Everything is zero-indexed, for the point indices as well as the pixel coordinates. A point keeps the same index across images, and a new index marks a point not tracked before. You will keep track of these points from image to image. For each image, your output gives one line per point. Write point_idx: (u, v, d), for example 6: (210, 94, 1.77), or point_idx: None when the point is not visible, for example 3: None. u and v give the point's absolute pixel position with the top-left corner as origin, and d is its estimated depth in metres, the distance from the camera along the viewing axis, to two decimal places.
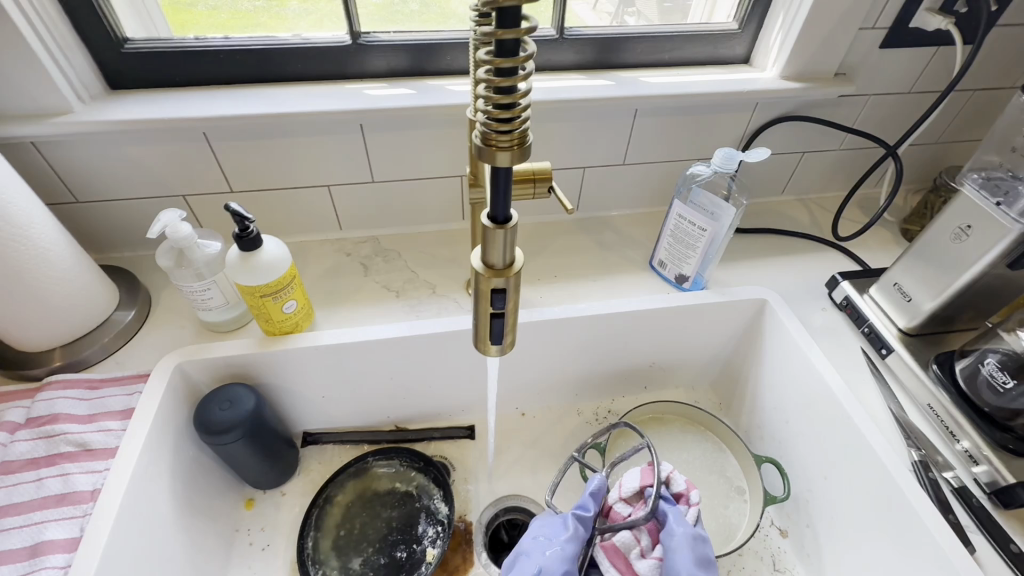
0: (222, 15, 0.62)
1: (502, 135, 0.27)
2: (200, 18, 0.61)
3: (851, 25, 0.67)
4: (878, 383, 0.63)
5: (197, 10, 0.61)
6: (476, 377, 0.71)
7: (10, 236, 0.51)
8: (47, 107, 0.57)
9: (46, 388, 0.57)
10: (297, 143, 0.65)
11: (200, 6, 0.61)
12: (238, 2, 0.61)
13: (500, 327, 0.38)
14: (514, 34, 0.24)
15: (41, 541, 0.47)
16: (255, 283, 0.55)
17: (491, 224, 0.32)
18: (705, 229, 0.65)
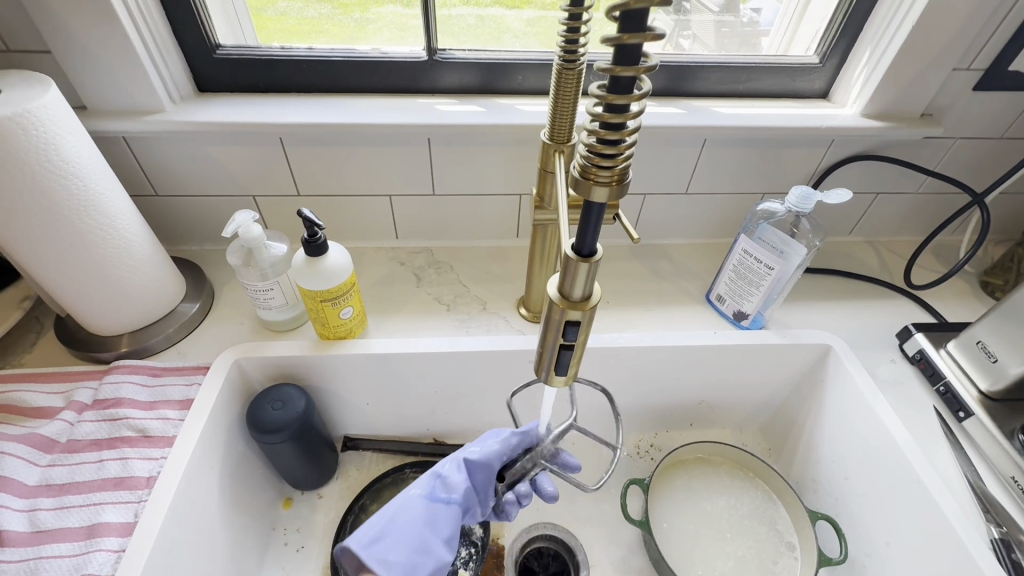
0: (289, 21, 0.64)
1: (603, 171, 0.26)
2: (269, 22, 0.64)
3: (945, 65, 0.64)
4: (955, 449, 0.59)
5: (267, 15, 0.63)
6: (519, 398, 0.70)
7: (100, 228, 0.54)
8: (142, 106, 0.60)
9: (113, 372, 0.59)
10: (366, 152, 0.67)
11: (270, 11, 0.63)
12: (305, 9, 0.64)
13: (566, 358, 0.37)
14: (633, 72, 0.23)
15: (97, 523, 0.49)
16: (318, 287, 0.56)
17: (575, 256, 0.31)
18: (773, 267, 0.62)
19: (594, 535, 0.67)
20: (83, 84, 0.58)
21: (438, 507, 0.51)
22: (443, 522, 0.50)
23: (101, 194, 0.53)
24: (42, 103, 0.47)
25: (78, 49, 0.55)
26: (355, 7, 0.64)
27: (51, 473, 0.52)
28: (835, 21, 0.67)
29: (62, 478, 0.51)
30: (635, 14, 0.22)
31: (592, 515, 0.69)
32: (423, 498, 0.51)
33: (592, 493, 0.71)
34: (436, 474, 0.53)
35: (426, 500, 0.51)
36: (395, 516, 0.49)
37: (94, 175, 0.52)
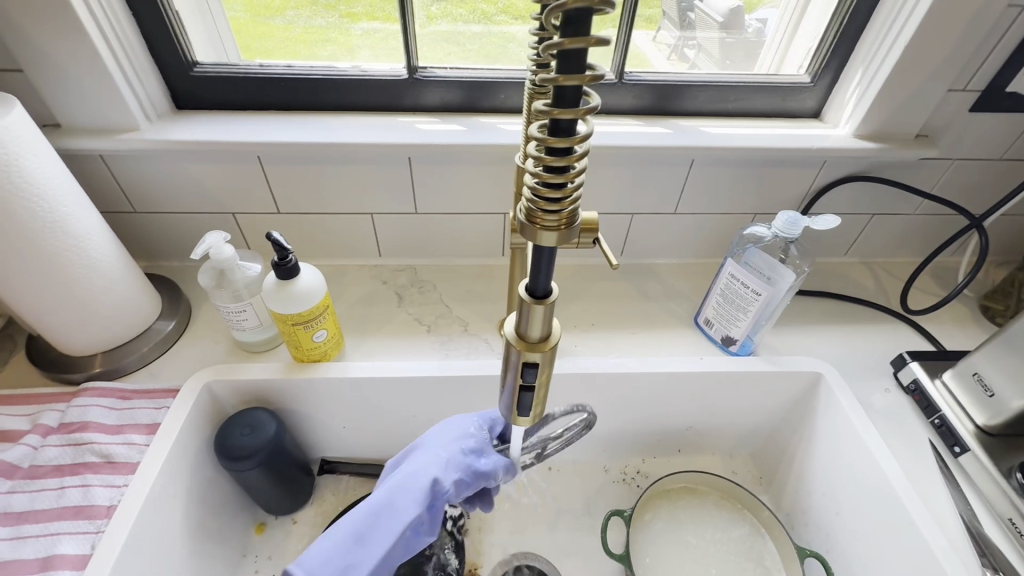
0: (296, 30, 0.63)
1: (549, 214, 0.24)
2: (276, 31, 0.63)
3: (939, 85, 0.62)
4: (950, 487, 0.56)
5: (274, 23, 0.62)
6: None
7: (67, 250, 0.53)
8: (116, 124, 0.59)
9: (81, 394, 0.58)
10: (346, 170, 0.65)
11: (279, 20, 0.62)
12: (313, 18, 0.62)
13: (528, 399, 0.35)
14: (573, 114, 0.21)
15: (52, 555, 0.47)
16: (289, 311, 0.55)
17: (529, 297, 0.29)
18: (760, 293, 0.60)
19: (574, 566, 0.65)
20: (56, 102, 0.57)
21: (405, 542, 0.46)
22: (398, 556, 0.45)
23: (68, 215, 0.52)
24: (4, 124, 0.46)
25: (49, 68, 0.54)
26: (363, 17, 0.62)
27: (11, 500, 0.50)
28: (826, 40, 0.65)
29: (21, 506, 0.50)
30: (571, 55, 0.20)
31: (574, 545, 0.67)
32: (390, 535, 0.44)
33: (574, 522, 0.69)
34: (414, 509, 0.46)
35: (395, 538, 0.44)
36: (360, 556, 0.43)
37: (60, 196, 0.51)
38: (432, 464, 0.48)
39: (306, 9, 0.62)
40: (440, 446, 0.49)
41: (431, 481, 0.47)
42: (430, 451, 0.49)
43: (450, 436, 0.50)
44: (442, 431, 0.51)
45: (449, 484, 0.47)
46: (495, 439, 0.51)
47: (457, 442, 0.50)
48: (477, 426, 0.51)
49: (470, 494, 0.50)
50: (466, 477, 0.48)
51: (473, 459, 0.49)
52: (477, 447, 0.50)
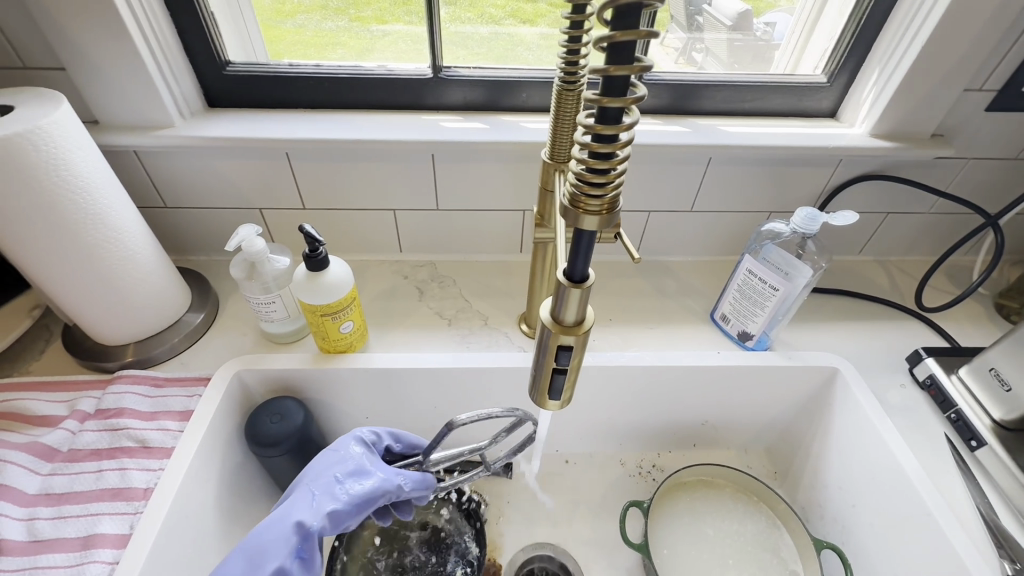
0: (307, 33, 0.65)
1: (593, 199, 0.26)
2: (287, 34, 0.65)
3: (956, 85, 0.63)
4: (967, 480, 0.57)
5: (280, 28, 0.65)
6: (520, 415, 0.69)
7: (107, 242, 0.55)
8: (152, 121, 0.61)
9: (116, 382, 0.60)
10: (371, 167, 0.67)
11: (288, 24, 0.65)
12: (322, 22, 0.65)
13: (560, 382, 0.36)
14: (621, 103, 0.23)
15: (93, 534, 0.49)
16: (318, 302, 0.57)
17: (566, 281, 0.31)
18: (777, 289, 0.61)
19: (592, 557, 0.66)
20: (95, 99, 0.59)
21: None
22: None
23: (108, 207, 0.54)
24: (55, 119, 0.48)
25: (91, 67, 0.56)
26: (371, 20, 0.65)
27: (52, 482, 0.52)
28: (843, 40, 0.66)
29: (61, 487, 0.52)
30: (622, 47, 0.22)
31: (591, 536, 0.68)
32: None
33: (592, 513, 0.70)
34: (285, 553, 0.44)
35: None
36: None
37: (102, 189, 0.53)
38: (299, 506, 0.47)
39: (316, 13, 0.64)
40: (311, 480, 0.50)
41: (298, 523, 0.45)
42: (300, 492, 0.49)
43: (325, 470, 0.51)
44: (314, 467, 0.51)
45: (323, 516, 0.47)
46: (369, 463, 0.53)
47: (330, 474, 0.50)
48: (352, 453, 0.53)
49: (348, 526, 0.49)
50: (342, 507, 0.48)
51: (349, 483, 0.50)
52: (352, 475, 0.51)
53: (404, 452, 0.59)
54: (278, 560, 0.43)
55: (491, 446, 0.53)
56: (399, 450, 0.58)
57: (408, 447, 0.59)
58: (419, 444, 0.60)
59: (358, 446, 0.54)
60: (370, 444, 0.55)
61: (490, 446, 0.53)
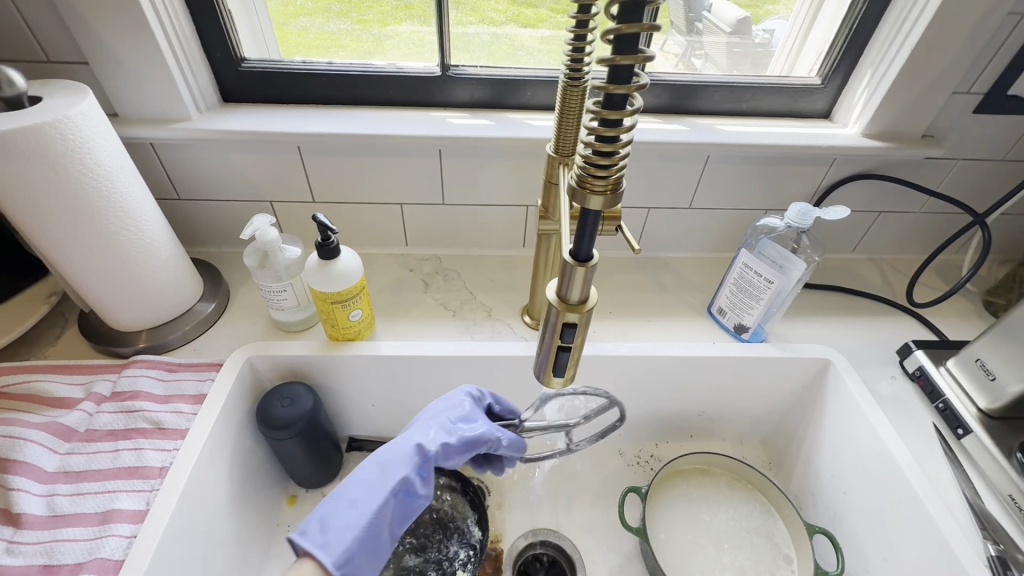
0: (308, 36, 0.67)
1: (598, 179, 0.28)
2: (290, 36, 0.67)
3: (944, 88, 0.65)
4: (954, 467, 0.59)
5: (287, 29, 0.67)
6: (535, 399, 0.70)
7: (127, 229, 0.57)
8: (170, 114, 0.64)
9: (131, 366, 0.62)
10: (379, 162, 0.69)
11: (291, 27, 0.67)
12: (324, 24, 0.67)
13: (564, 359, 0.38)
14: (625, 90, 0.25)
15: (110, 510, 0.51)
16: (329, 289, 0.59)
17: (572, 260, 0.33)
18: (772, 282, 0.64)
19: (592, 542, 0.68)
20: (117, 93, 0.61)
21: (398, 504, 0.50)
22: (393, 519, 0.50)
23: (128, 196, 0.56)
24: (80, 109, 0.50)
25: (114, 62, 0.58)
26: (376, 23, 0.67)
27: (70, 460, 0.54)
28: (836, 44, 0.69)
29: (79, 466, 0.54)
30: (627, 38, 0.24)
31: (590, 522, 0.70)
32: (384, 493, 0.49)
33: (591, 500, 0.72)
34: (407, 468, 0.51)
35: (390, 498, 0.49)
36: (362, 509, 0.48)
37: (123, 179, 0.55)
38: (419, 434, 0.53)
39: (319, 16, 0.66)
40: (429, 417, 0.56)
41: (417, 446, 0.52)
42: (420, 425, 0.55)
43: (438, 412, 0.56)
44: (431, 408, 0.57)
45: (438, 449, 0.52)
46: (476, 414, 0.57)
47: (443, 416, 0.56)
48: (463, 404, 0.57)
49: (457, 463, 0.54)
50: (454, 444, 0.53)
51: (460, 426, 0.55)
52: (461, 420, 0.55)
53: (502, 415, 0.61)
54: (404, 473, 0.50)
55: (583, 423, 0.55)
56: (498, 412, 0.61)
57: (506, 410, 0.61)
58: (514, 410, 0.62)
59: (468, 399, 0.58)
60: (477, 400, 0.59)
61: (581, 424, 0.55)
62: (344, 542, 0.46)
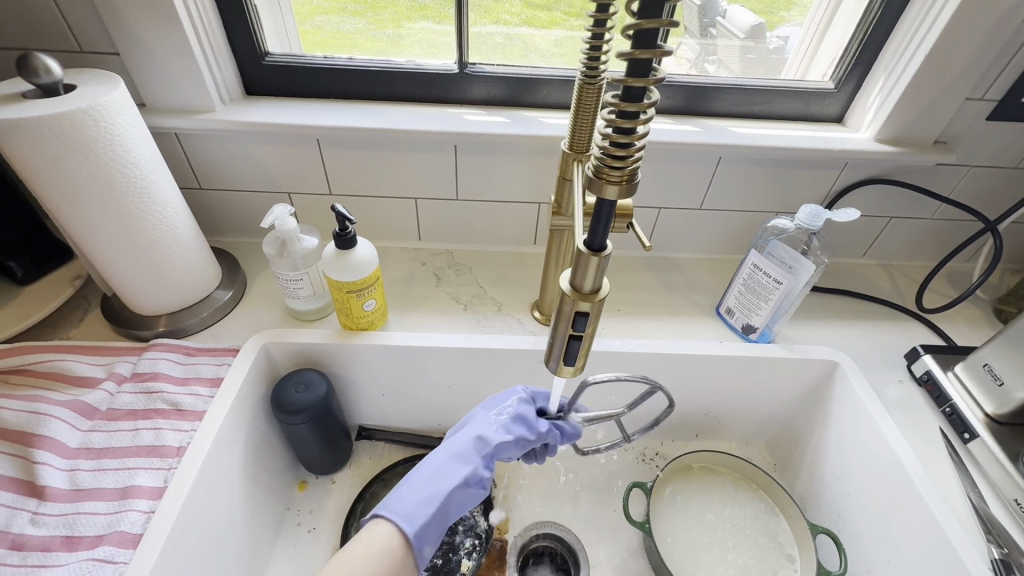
0: (324, 34, 0.69)
1: (614, 170, 0.29)
2: (310, 36, 0.69)
3: (958, 93, 0.66)
4: (959, 471, 0.59)
5: (309, 28, 0.69)
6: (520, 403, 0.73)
7: (152, 217, 0.59)
8: (195, 105, 0.65)
9: (151, 349, 0.63)
10: (396, 156, 0.71)
11: (313, 25, 0.69)
12: (342, 24, 0.69)
13: (575, 348, 0.39)
14: (643, 83, 0.26)
15: (130, 486, 0.52)
16: (344, 278, 0.60)
17: (586, 250, 0.34)
18: (781, 282, 0.64)
19: (595, 536, 0.69)
20: (146, 83, 0.63)
21: (463, 493, 0.54)
22: (459, 502, 0.54)
23: (154, 183, 0.58)
24: (112, 97, 0.51)
25: (143, 52, 0.60)
26: (396, 22, 0.69)
27: (91, 438, 0.56)
28: (850, 48, 0.70)
29: (100, 443, 0.55)
30: (646, 33, 0.25)
31: (595, 518, 0.70)
32: (459, 483, 0.53)
33: (595, 495, 0.72)
34: (477, 462, 0.55)
35: (460, 493, 0.54)
36: (438, 486, 0.53)
37: (149, 166, 0.57)
38: (484, 427, 0.56)
39: (334, 15, 0.68)
40: (494, 408, 0.58)
41: (481, 438, 0.56)
42: (484, 415, 0.58)
43: (501, 399, 0.59)
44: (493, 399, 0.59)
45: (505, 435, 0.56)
46: (533, 416, 0.58)
47: (508, 404, 0.58)
48: (514, 401, 0.58)
49: (513, 454, 0.57)
50: (511, 440, 0.56)
51: (521, 424, 0.57)
52: (521, 418, 0.57)
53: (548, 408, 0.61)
54: (473, 467, 0.54)
55: (627, 410, 0.51)
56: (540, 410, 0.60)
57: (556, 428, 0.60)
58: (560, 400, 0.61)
59: (521, 395, 0.59)
60: (528, 399, 0.59)
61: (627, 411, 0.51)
62: (422, 516, 0.51)
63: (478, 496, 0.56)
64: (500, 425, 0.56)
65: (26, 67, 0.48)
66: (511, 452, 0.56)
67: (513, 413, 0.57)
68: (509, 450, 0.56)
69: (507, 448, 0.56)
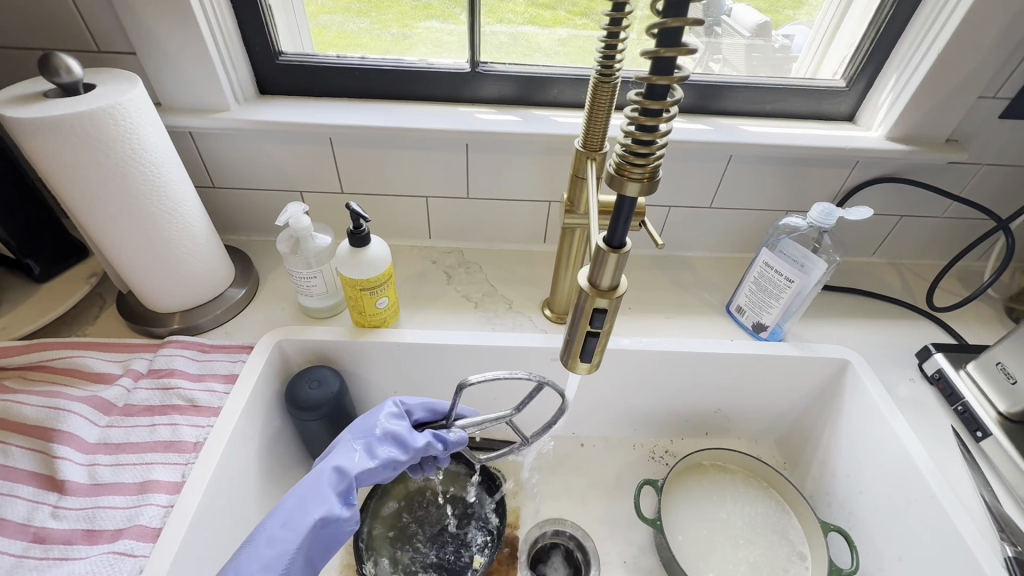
0: (329, 34, 0.70)
1: (636, 167, 0.29)
2: (324, 36, 0.70)
3: (971, 92, 0.65)
4: (972, 469, 0.59)
5: (323, 27, 0.69)
6: (501, 404, 0.74)
7: (168, 215, 0.59)
8: (210, 104, 0.66)
9: (167, 346, 0.64)
10: (408, 155, 0.71)
11: (327, 25, 0.69)
12: (344, 24, 0.69)
13: (592, 345, 0.40)
14: (666, 81, 0.26)
15: (148, 480, 0.53)
16: (358, 276, 0.61)
17: (605, 247, 0.34)
18: (792, 281, 0.64)
19: (605, 533, 0.69)
20: (161, 83, 0.64)
21: (320, 536, 0.48)
22: (319, 547, 0.48)
23: (170, 181, 0.58)
24: (131, 97, 0.52)
25: (160, 52, 0.61)
26: (409, 22, 0.69)
27: (108, 433, 0.56)
28: (862, 47, 0.69)
29: (118, 438, 0.56)
30: (671, 32, 0.25)
31: (605, 515, 0.71)
32: (313, 530, 0.46)
33: (605, 492, 0.73)
34: (335, 498, 0.49)
35: (317, 538, 0.47)
36: (285, 541, 0.45)
37: (166, 165, 0.58)
38: (343, 456, 0.52)
39: (340, 15, 0.69)
40: (357, 433, 0.54)
41: (339, 470, 0.50)
42: (345, 445, 0.53)
43: (365, 423, 0.55)
44: (359, 424, 0.56)
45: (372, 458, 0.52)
46: (406, 431, 0.55)
47: (371, 427, 0.55)
48: (382, 418, 0.55)
49: (385, 474, 0.53)
50: (378, 465, 0.52)
51: (388, 445, 0.54)
52: (389, 437, 0.54)
53: (425, 420, 0.59)
54: (326, 507, 0.48)
55: (516, 412, 0.54)
56: (420, 420, 0.59)
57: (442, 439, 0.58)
58: (440, 410, 0.60)
59: (390, 410, 0.56)
60: (400, 414, 0.57)
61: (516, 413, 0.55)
62: None
63: (344, 534, 0.49)
64: (360, 453, 0.52)
65: (47, 65, 0.48)
66: (377, 475, 0.53)
67: (379, 433, 0.54)
68: (372, 476, 0.52)
69: (373, 472, 0.52)
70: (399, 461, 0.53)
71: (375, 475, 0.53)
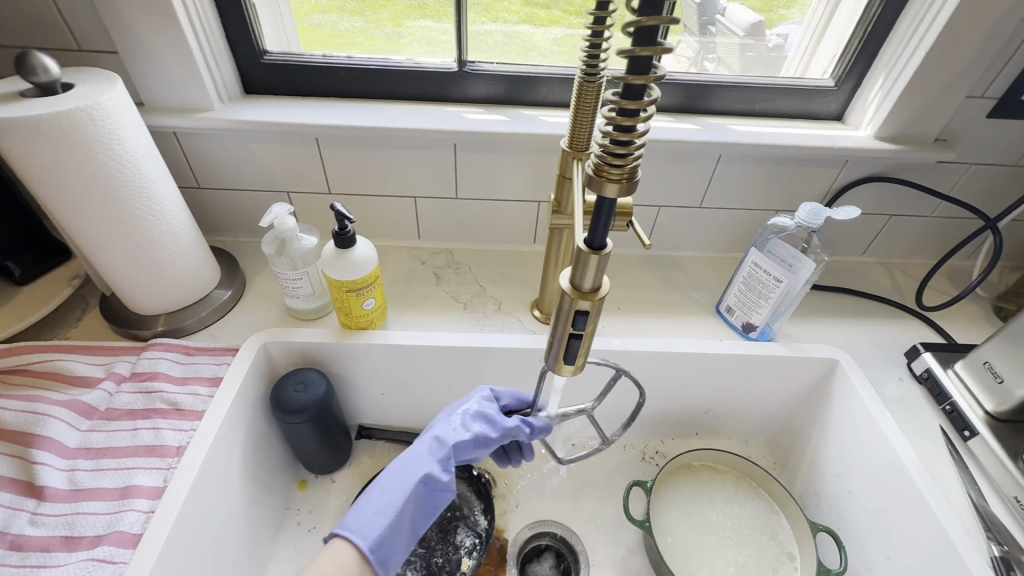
0: (324, 33, 0.69)
1: (614, 168, 0.29)
2: (310, 35, 0.69)
3: (959, 91, 0.65)
4: (959, 468, 0.59)
5: (309, 26, 0.69)
6: None
7: (151, 216, 0.58)
8: (194, 104, 0.65)
9: (150, 348, 0.63)
10: (396, 155, 0.70)
11: (313, 24, 0.68)
12: (341, 23, 0.69)
13: (575, 347, 0.39)
14: (643, 80, 0.26)
15: (129, 485, 0.52)
16: (344, 277, 0.60)
17: (586, 248, 0.33)
18: (781, 280, 0.64)
19: (595, 534, 0.69)
20: (144, 82, 0.63)
21: (424, 496, 0.52)
22: (423, 506, 0.53)
23: (153, 182, 0.58)
24: (110, 97, 0.51)
25: (142, 51, 0.60)
26: (395, 21, 0.69)
27: (90, 437, 0.55)
28: (851, 46, 0.69)
29: (99, 443, 0.55)
30: (646, 30, 0.25)
31: (594, 516, 0.70)
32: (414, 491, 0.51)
33: (595, 493, 0.72)
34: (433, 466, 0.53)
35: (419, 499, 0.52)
36: (393, 497, 0.50)
37: (148, 165, 0.57)
38: (441, 431, 0.56)
39: (333, 13, 0.68)
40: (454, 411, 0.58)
41: (438, 441, 0.55)
42: (443, 420, 0.57)
43: (460, 403, 0.59)
44: (456, 403, 0.60)
45: (466, 433, 0.55)
46: (496, 412, 0.57)
47: (465, 408, 0.58)
48: (476, 400, 0.59)
49: (481, 451, 0.56)
50: (471, 438, 0.55)
51: (481, 423, 0.56)
52: (482, 416, 0.57)
53: (513, 406, 0.61)
54: (427, 471, 0.52)
55: (597, 405, 0.51)
56: (507, 406, 0.61)
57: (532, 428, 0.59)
58: (526, 398, 0.62)
59: (482, 394, 0.59)
60: (491, 399, 0.60)
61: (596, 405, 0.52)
62: (378, 530, 0.48)
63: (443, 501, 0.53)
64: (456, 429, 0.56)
65: (24, 65, 0.48)
66: (473, 450, 0.56)
67: (471, 414, 0.57)
68: (466, 450, 0.55)
69: (468, 447, 0.55)
70: (492, 440, 0.56)
71: (468, 450, 0.56)
